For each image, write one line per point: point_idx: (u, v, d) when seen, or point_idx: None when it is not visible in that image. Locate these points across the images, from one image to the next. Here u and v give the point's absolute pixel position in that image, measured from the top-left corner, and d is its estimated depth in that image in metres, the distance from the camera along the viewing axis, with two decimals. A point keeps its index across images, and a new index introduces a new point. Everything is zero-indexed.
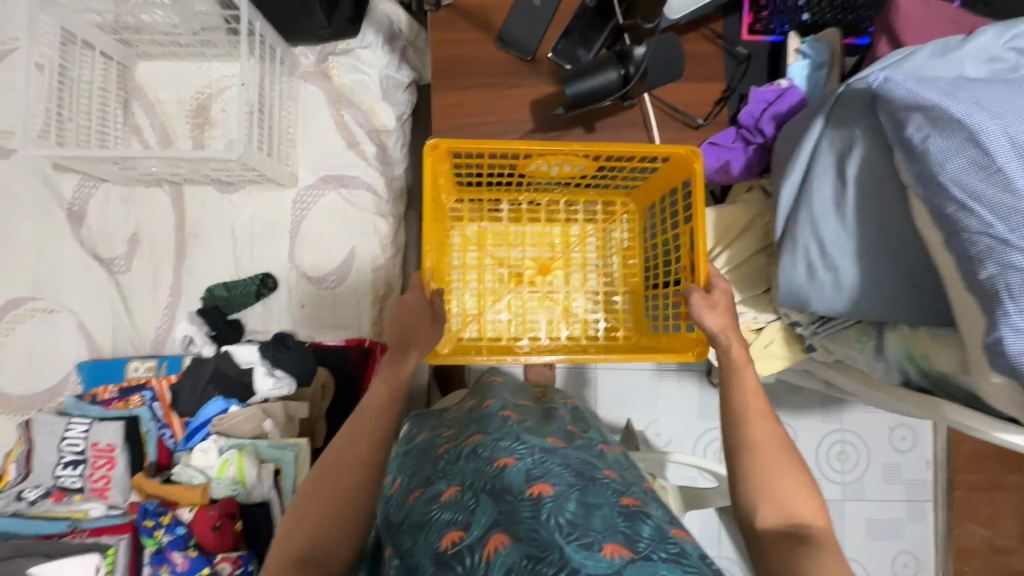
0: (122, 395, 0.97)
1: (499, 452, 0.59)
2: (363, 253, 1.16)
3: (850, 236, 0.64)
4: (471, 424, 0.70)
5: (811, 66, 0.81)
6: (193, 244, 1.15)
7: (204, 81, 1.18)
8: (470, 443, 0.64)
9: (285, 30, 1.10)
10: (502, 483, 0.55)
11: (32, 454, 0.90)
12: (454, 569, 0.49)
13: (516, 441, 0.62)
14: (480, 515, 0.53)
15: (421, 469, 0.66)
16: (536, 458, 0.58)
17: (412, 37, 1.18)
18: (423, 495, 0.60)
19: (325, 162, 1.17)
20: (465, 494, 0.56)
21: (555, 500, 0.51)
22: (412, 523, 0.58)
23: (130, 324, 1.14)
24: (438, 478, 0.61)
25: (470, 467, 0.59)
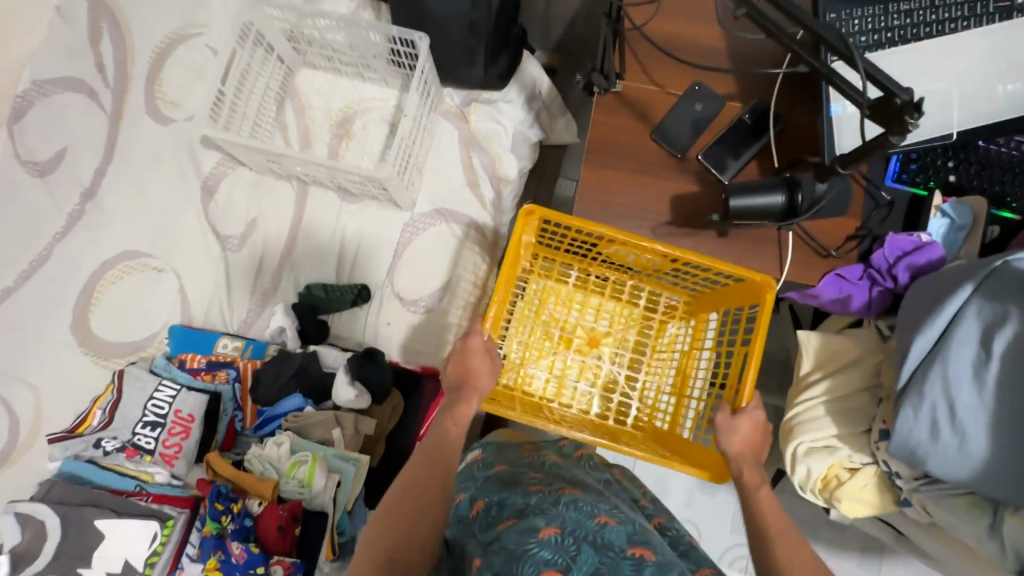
0: (210, 368, 1.03)
1: (599, 510, 0.65)
2: (456, 287, 1.20)
3: (984, 408, 0.65)
4: (560, 479, 0.77)
5: (951, 225, 0.83)
6: (303, 240, 1.21)
7: (353, 97, 1.27)
8: (565, 494, 0.69)
9: (444, 72, 1.19)
10: (604, 539, 0.60)
11: (117, 406, 0.94)
12: None
13: (610, 506, 0.67)
14: (581, 563, 0.56)
15: (509, 502, 0.70)
16: (635, 526, 0.64)
17: (550, 101, 1.26)
18: (516, 526, 0.63)
19: (443, 195, 1.23)
20: (566, 537, 0.59)
21: (659, 564, 0.57)
22: (504, 550, 0.59)
23: (225, 300, 1.19)
24: (532, 514, 0.65)
25: (567, 515, 0.63)
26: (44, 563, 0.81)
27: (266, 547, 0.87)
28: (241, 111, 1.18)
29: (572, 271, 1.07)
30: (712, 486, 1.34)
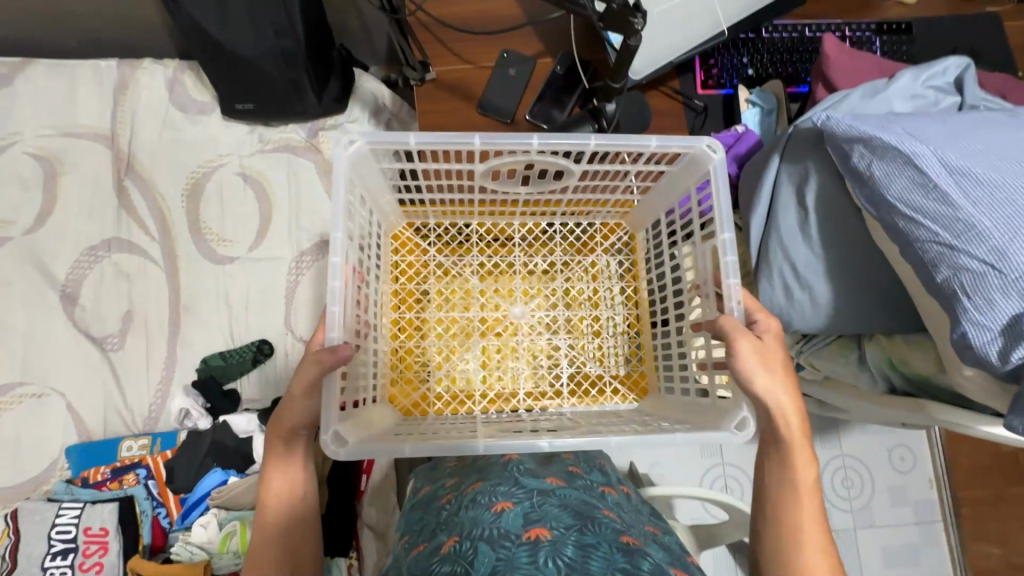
0: (115, 476, 0.96)
1: (498, 497, 0.58)
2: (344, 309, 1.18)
3: (817, 257, 0.69)
4: (472, 474, 0.68)
5: (763, 112, 0.91)
6: (187, 315, 1.15)
7: (389, 225, 0.85)
8: (470, 492, 0.61)
9: (278, 108, 1.18)
10: (500, 528, 0.52)
11: (18, 547, 0.88)
12: None
13: (513, 486, 0.60)
14: (478, 566, 0.48)
15: (425, 524, 0.62)
16: (532, 501, 0.56)
17: (396, 109, 1.28)
18: (423, 552, 0.56)
19: (320, 227, 1.21)
20: (464, 543, 0.52)
21: (554, 544, 0.48)
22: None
23: (122, 402, 1.09)
24: (441, 530, 0.58)
25: (467, 517, 0.56)
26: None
27: None
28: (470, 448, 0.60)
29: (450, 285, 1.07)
30: None
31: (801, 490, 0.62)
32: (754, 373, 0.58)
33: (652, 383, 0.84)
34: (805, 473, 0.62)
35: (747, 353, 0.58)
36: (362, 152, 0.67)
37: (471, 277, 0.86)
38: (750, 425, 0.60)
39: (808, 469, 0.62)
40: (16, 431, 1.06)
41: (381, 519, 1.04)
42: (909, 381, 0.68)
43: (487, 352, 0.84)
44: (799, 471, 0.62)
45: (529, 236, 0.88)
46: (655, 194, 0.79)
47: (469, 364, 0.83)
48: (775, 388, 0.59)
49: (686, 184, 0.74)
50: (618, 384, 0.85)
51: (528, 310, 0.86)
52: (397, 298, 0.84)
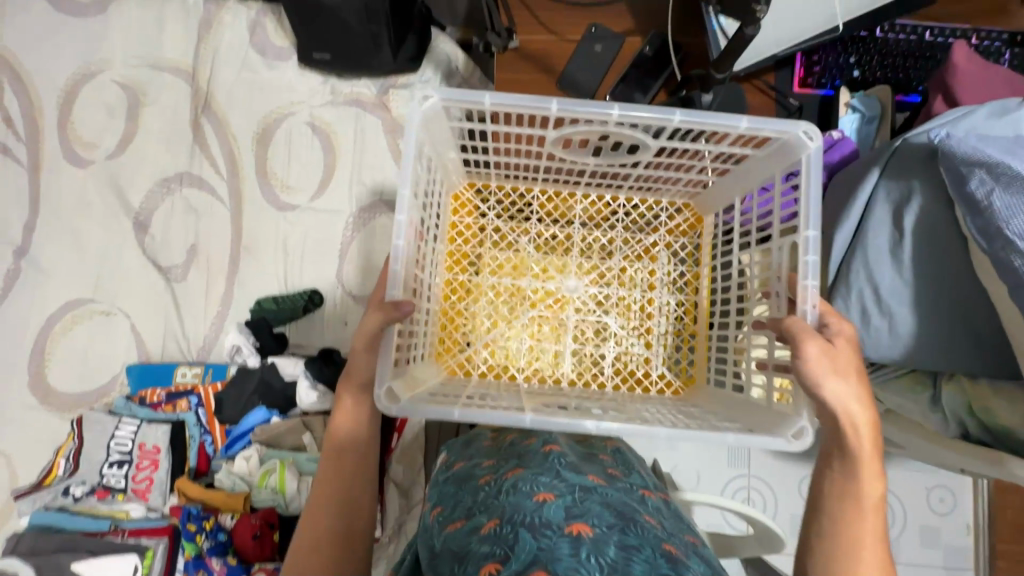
0: (170, 399, 1.00)
1: (540, 488, 0.59)
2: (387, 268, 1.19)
3: (906, 283, 0.65)
4: (510, 459, 0.69)
5: (862, 119, 0.84)
6: (246, 256, 1.19)
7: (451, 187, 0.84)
8: (510, 478, 0.63)
9: (355, 62, 1.18)
10: (541, 517, 0.54)
11: (80, 451, 0.94)
12: None
13: (555, 478, 0.61)
14: (520, 550, 0.50)
15: (460, 501, 0.64)
16: (575, 496, 0.58)
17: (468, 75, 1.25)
18: (462, 529, 0.58)
19: (379, 186, 1.22)
20: (505, 527, 0.54)
21: (596, 541, 0.50)
22: (451, 553, 0.56)
23: (180, 331, 1.15)
24: (479, 512, 0.60)
25: (508, 502, 0.58)
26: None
27: (244, 558, 0.90)
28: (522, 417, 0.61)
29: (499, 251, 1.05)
30: None
31: (862, 496, 0.59)
32: (822, 380, 0.57)
33: (702, 371, 0.83)
34: (867, 480, 0.59)
35: (815, 360, 0.57)
36: (437, 109, 0.66)
37: (528, 246, 0.85)
38: (808, 436, 0.58)
39: (870, 474, 0.59)
40: (86, 344, 1.13)
41: (407, 477, 1.07)
42: (987, 430, 0.63)
43: (535, 323, 0.84)
44: (862, 478, 0.59)
45: (591, 210, 0.86)
46: (730, 179, 0.76)
47: (516, 333, 0.83)
48: (846, 394, 0.57)
49: (769, 170, 0.70)
50: (664, 370, 0.84)
51: (582, 284, 0.85)
52: (454, 259, 0.84)
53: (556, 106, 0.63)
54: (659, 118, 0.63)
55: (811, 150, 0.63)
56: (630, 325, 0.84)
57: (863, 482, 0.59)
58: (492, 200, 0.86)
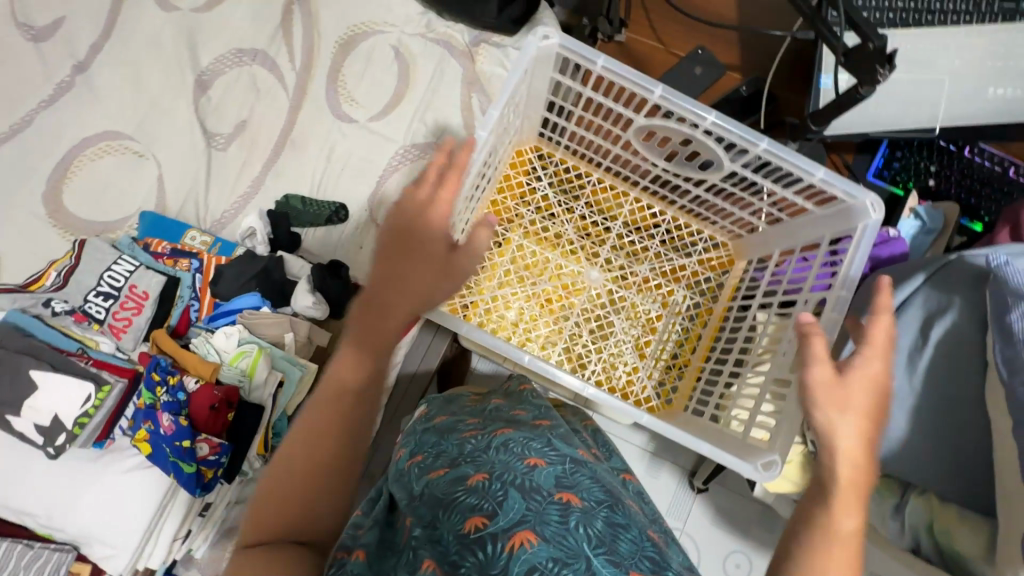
0: (173, 255, 1.01)
1: (531, 453, 0.66)
2: None
3: (913, 390, 0.65)
4: (496, 420, 0.76)
5: (922, 228, 0.84)
6: (290, 150, 1.19)
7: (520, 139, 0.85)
8: (500, 436, 0.70)
9: (461, 5, 1.18)
10: (532, 482, 0.60)
11: (73, 271, 0.95)
12: (476, 552, 0.53)
13: (548, 447, 0.68)
14: (509, 507, 0.56)
15: (443, 453, 0.70)
16: (565, 468, 0.64)
17: None
18: (448, 477, 0.64)
19: (439, 129, 1.22)
20: (494, 484, 0.60)
21: (584, 513, 0.56)
22: (435, 499, 0.61)
23: (203, 196, 1.15)
24: (464, 463, 0.66)
25: (499, 460, 0.65)
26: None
27: (196, 423, 0.88)
28: (512, 348, 0.67)
29: None
30: (656, 464, 1.22)
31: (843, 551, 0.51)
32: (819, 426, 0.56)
33: (681, 402, 0.83)
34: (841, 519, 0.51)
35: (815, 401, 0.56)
36: (549, 52, 0.68)
37: (568, 224, 0.86)
38: (776, 468, 0.60)
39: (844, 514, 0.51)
40: (109, 176, 1.13)
41: None
42: (940, 552, 0.63)
43: (546, 296, 0.84)
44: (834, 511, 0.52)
45: (636, 213, 0.86)
46: (778, 231, 0.77)
47: (523, 300, 0.83)
48: (847, 429, 0.54)
49: (821, 232, 0.70)
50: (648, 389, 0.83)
51: (602, 278, 0.85)
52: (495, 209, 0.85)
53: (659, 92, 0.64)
54: (747, 141, 0.65)
55: (870, 220, 0.64)
56: (631, 333, 0.85)
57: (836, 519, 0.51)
58: (550, 168, 0.87)
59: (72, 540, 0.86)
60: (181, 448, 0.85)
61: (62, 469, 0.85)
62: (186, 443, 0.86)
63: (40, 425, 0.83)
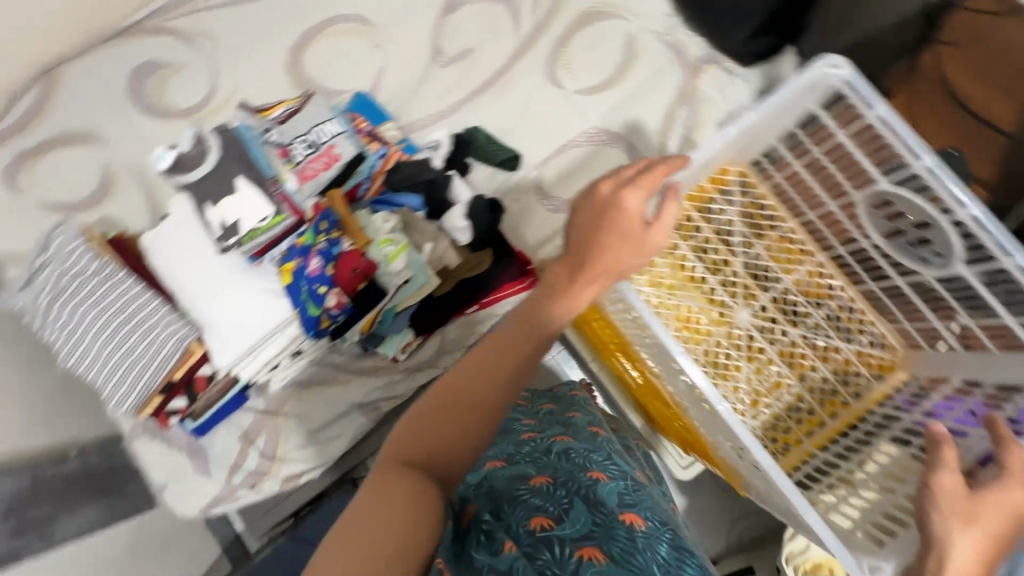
0: (370, 135, 1.11)
1: (594, 467, 0.82)
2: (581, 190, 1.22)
3: None
4: (556, 423, 0.96)
5: None
6: (496, 89, 1.26)
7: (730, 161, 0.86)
8: (559, 443, 0.88)
9: (710, 21, 1.18)
10: (597, 496, 0.75)
11: (294, 114, 1.06)
12: (545, 542, 0.66)
13: (609, 465, 0.84)
14: (577, 520, 0.70)
15: (507, 450, 0.89)
16: (625, 485, 0.80)
17: None
18: (510, 475, 0.82)
19: (634, 126, 1.23)
20: (560, 491, 0.75)
21: (646, 533, 0.70)
22: (508, 500, 0.75)
23: (408, 99, 1.26)
24: (523, 464, 0.84)
25: (561, 469, 0.81)
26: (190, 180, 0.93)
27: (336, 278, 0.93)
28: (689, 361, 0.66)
29: None
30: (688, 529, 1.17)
31: None
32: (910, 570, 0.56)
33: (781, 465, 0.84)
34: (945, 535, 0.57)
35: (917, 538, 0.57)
36: (828, 81, 0.71)
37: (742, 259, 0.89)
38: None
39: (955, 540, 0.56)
40: (346, 53, 1.27)
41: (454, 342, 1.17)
42: None
43: (690, 314, 0.87)
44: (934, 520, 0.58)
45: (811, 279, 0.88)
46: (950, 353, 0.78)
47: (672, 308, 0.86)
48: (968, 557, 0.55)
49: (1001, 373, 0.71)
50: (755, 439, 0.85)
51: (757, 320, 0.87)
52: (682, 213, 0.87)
53: (926, 162, 0.67)
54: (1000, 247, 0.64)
55: None
56: (754, 383, 0.87)
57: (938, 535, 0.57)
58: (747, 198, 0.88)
59: (200, 324, 0.97)
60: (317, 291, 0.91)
61: (225, 265, 0.98)
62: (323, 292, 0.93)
63: (223, 222, 0.94)
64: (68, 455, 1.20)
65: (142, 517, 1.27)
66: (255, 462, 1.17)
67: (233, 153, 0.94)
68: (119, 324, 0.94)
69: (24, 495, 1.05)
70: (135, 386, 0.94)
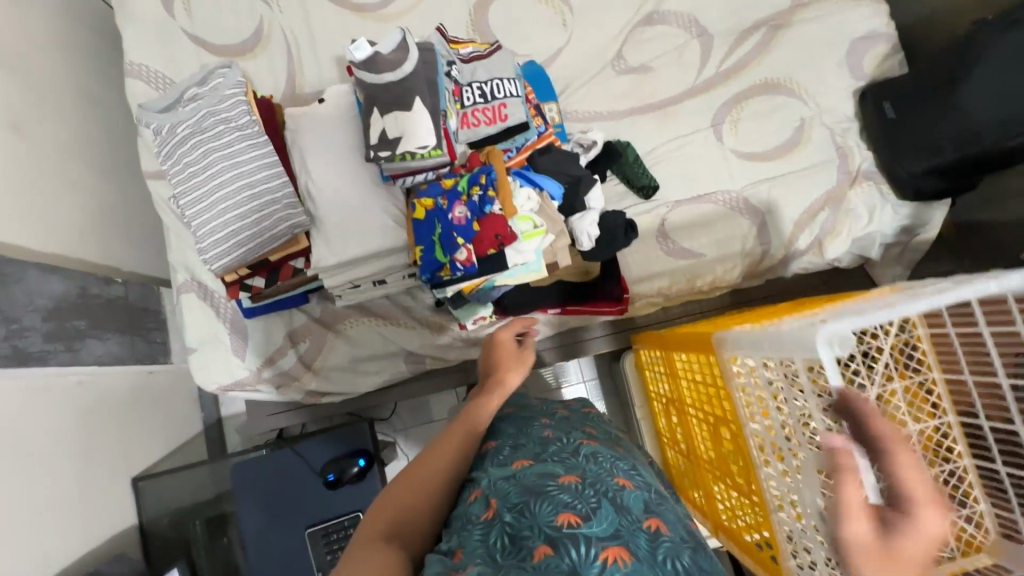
0: (537, 109, 1.09)
1: (619, 473, 0.68)
2: (700, 243, 1.20)
3: None
4: (573, 432, 0.81)
5: None
6: (658, 116, 1.25)
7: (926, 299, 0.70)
8: (585, 447, 0.73)
9: (890, 141, 1.16)
10: (620, 500, 0.61)
11: (480, 59, 1.04)
12: (566, 542, 0.54)
13: (630, 474, 0.70)
14: (600, 523, 0.56)
15: (523, 443, 0.74)
16: (648, 495, 0.65)
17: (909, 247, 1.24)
18: (532, 469, 0.66)
19: (775, 206, 1.21)
20: (583, 488, 0.61)
21: (670, 543, 0.57)
22: (528, 487, 0.62)
23: (574, 89, 1.25)
24: (547, 461, 0.69)
25: (588, 471, 0.66)
26: (376, 82, 0.88)
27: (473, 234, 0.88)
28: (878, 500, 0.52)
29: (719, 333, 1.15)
30: None
31: None
32: None
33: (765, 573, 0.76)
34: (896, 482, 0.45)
35: None
36: None
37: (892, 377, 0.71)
38: None
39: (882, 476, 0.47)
40: (535, 20, 1.26)
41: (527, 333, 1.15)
42: None
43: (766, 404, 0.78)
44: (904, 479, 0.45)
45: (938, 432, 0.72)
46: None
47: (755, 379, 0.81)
48: None
49: None
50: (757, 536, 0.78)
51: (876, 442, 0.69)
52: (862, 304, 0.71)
53: None
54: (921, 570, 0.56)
55: None
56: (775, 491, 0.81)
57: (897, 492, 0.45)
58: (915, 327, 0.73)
59: (315, 218, 0.95)
60: (452, 240, 0.86)
61: (362, 172, 0.97)
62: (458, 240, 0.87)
63: (385, 132, 0.90)
64: (114, 279, 1.19)
65: (154, 364, 1.26)
66: (288, 364, 1.15)
67: (427, 74, 0.90)
68: (240, 185, 0.91)
69: (70, 301, 1.04)
70: (232, 250, 0.91)
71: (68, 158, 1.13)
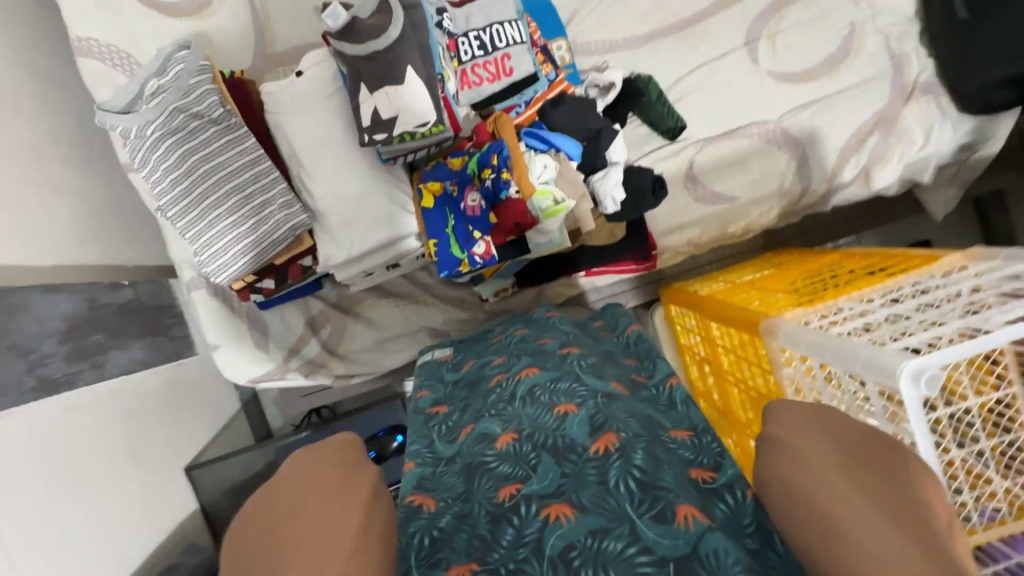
0: (544, 52, 0.95)
1: (560, 400, 0.60)
2: (734, 186, 1.09)
3: None
4: (524, 356, 0.74)
5: None
6: (681, 38, 1.09)
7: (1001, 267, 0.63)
8: (526, 380, 0.66)
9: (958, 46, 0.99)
10: (564, 437, 0.55)
11: (475, 1, 0.90)
12: (510, 520, 0.49)
13: (574, 384, 0.63)
14: (542, 472, 0.52)
15: (471, 404, 0.71)
16: (596, 404, 0.58)
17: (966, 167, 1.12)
18: (474, 437, 0.62)
19: (818, 134, 1.07)
20: (524, 447, 0.56)
21: (622, 456, 0.51)
22: (467, 462, 0.58)
23: (584, 16, 1.08)
24: (489, 417, 0.64)
25: (527, 415, 0.60)
26: (363, 53, 0.78)
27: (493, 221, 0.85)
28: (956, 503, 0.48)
29: (756, 272, 1.06)
30: None
31: None
32: None
33: None
34: (830, 501, 0.37)
35: None
36: None
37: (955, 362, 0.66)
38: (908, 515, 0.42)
39: (871, 507, 0.36)
40: None
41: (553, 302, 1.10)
42: None
43: None
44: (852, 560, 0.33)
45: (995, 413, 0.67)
46: None
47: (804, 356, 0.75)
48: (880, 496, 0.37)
49: None
50: None
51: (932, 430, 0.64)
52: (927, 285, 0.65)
53: None
54: None
55: None
56: None
57: (821, 499, 0.38)
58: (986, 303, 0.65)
59: (316, 213, 0.88)
60: (469, 234, 0.85)
61: (356, 159, 0.86)
62: (475, 233, 0.85)
63: (378, 112, 0.79)
64: (121, 282, 1.14)
65: (181, 359, 1.26)
66: (312, 353, 1.11)
67: (416, 37, 0.79)
68: (228, 190, 0.83)
69: (81, 318, 1.01)
70: (233, 261, 0.85)
71: (37, 158, 1.03)
